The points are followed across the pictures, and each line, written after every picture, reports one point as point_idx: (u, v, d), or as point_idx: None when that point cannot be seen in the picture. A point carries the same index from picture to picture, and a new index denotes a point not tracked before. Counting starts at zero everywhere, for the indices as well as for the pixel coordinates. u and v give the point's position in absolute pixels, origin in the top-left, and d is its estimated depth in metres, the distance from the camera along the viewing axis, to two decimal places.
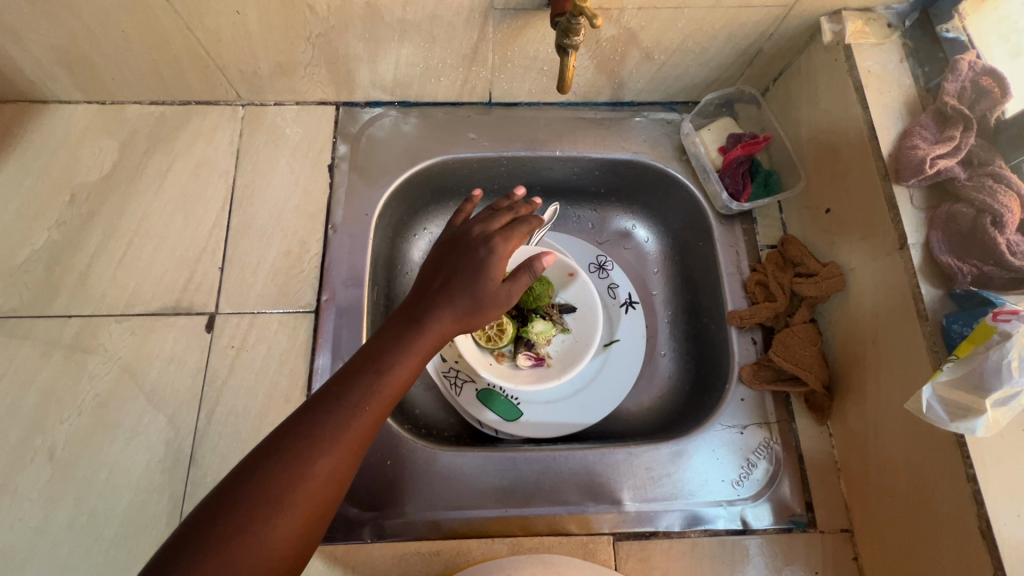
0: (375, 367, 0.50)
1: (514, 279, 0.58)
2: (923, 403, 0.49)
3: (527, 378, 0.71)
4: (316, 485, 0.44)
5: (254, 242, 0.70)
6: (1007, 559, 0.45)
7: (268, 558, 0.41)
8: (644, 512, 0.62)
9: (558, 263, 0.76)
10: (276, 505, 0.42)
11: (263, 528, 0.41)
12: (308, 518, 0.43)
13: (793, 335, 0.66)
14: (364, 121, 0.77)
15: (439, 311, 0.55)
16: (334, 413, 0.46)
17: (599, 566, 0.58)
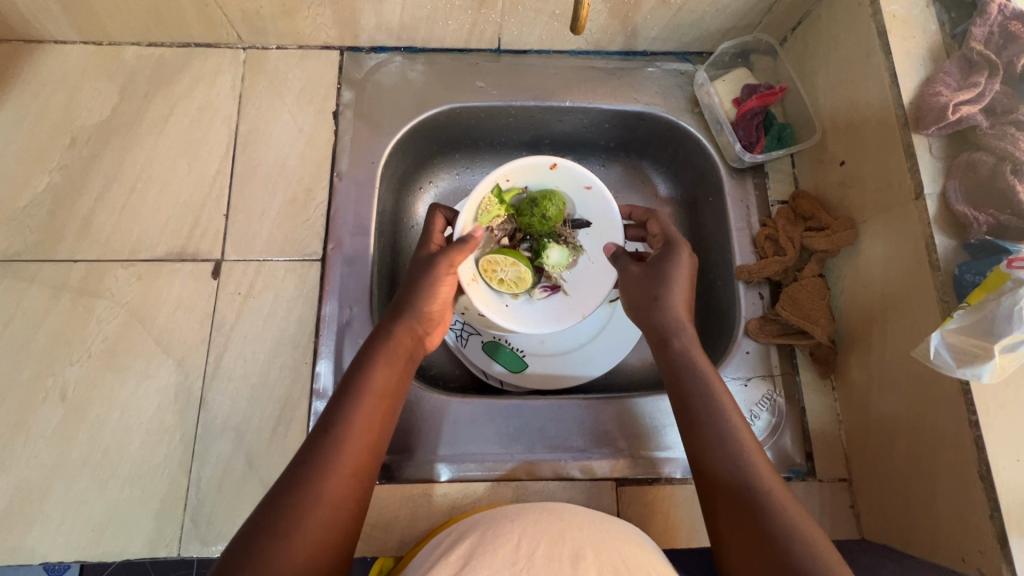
0: (351, 387, 0.51)
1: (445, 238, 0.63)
2: (931, 350, 0.49)
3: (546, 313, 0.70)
4: (330, 503, 0.46)
5: (259, 188, 0.69)
6: (1003, 499, 0.46)
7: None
8: (649, 460, 0.64)
9: (575, 173, 0.67)
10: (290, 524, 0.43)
11: (279, 548, 0.42)
12: (322, 534, 0.44)
13: (801, 289, 0.65)
14: (369, 66, 0.75)
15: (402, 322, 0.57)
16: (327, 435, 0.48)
17: (607, 517, 0.53)
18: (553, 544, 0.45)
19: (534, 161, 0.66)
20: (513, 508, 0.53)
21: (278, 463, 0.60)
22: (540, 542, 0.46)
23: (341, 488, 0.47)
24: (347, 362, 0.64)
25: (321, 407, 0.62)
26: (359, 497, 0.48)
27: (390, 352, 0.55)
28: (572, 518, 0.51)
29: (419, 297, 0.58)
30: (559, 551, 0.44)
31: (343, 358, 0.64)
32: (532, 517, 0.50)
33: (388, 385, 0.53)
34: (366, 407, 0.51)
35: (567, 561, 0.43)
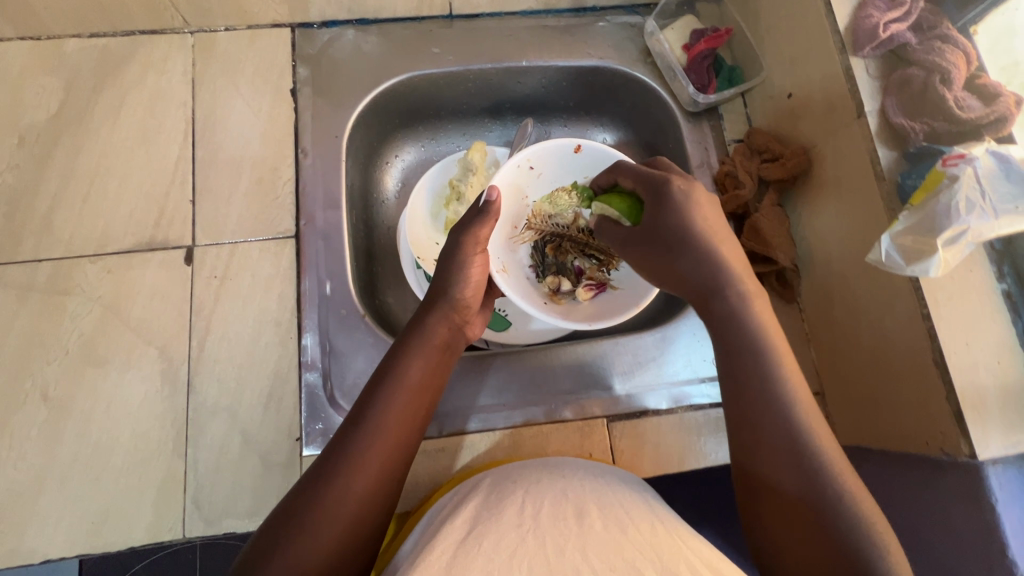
0: (384, 384, 0.53)
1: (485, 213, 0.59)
2: (883, 254, 0.53)
3: (591, 313, 0.64)
4: (358, 499, 0.48)
5: (223, 172, 0.69)
6: (957, 380, 0.51)
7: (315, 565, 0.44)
8: (636, 396, 0.66)
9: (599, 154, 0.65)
10: (314, 519, 0.46)
11: (301, 541, 0.45)
12: (345, 528, 0.47)
13: (762, 219, 0.68)
14: (322, 41, 0.75)
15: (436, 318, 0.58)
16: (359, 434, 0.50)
17: (610, 466, 0.57)
18: (558, 501, 0.48)
19: (556, 143, 0.65)
20: (517, 468, 0.56)
21: (275, 436, 0.61)
22: (542, 500, 0.48)
23: (367, 484, 0.49)
24: (332, 332, 0.64)
25: (312, 378, 0.63)
26: (386, 491, 0.50)
27: (422, 350, 0.56)
28: (572, 474, 0.54)
29: (456, 283, 0.60)
30: (563, 510, 0.47)
31: (328, 330, 0.64)
32: (534, 476, 0.53)
33: (421, 382, 0.55)
34: (399, 405, 0.52)
35: (573, 519, 0.46)
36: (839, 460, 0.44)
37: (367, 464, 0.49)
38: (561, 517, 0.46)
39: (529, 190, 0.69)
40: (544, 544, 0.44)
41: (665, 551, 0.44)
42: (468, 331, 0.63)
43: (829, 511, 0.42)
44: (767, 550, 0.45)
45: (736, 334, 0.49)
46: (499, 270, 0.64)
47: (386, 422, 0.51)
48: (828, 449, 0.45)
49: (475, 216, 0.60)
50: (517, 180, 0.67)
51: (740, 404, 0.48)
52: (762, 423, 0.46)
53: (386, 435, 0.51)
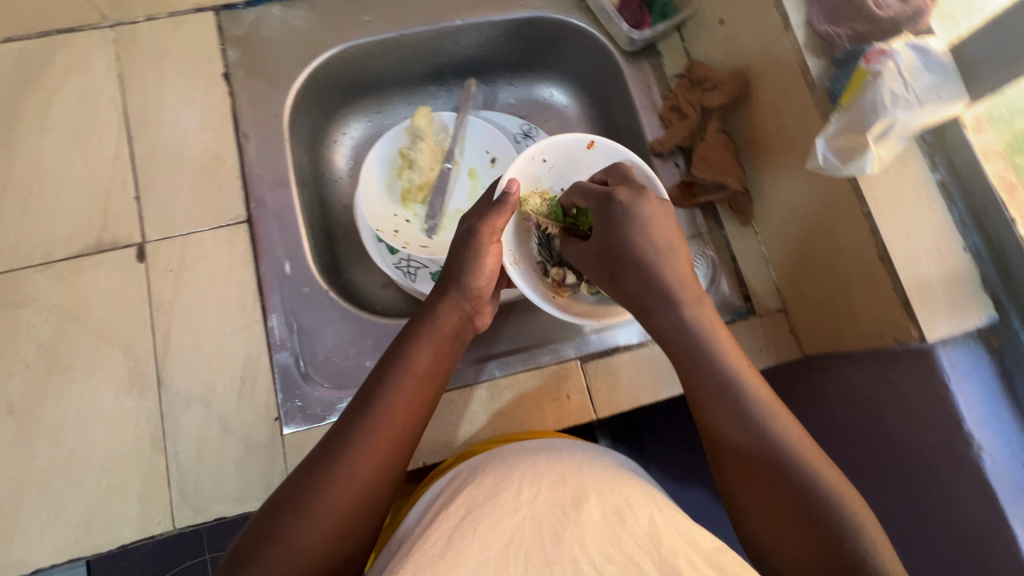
0: (391, 371, 0.54)
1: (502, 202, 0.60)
2: (819, 157, 0.55)
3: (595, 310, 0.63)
4: (360, 487, 0.49)
5: (165, 165, 0.67)
6: (902, 271, 0.53)
7: (311, 551, 0.46)
8: (605, 333, 0.68)
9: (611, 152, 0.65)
10: (315, 506, 0.47)
11: (300, 529, 0.46)
12: (345, 513, 0.48)
13: (708, 147, 0.70)
14: (249, 21, 0.73)
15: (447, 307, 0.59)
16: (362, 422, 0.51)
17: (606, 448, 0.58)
18: (556, 487, 0.47)
19: (571, 137, 0.64)
20: (518, 448, 0.55)
21: (253, 419, 0.60)
22: (540, 485, 0.47)
23: (370, 472, 0.50)
24: (298, 310, 0.64)
25: (282, 357, 0.62)
26: (389, 479, 0.51)
27: (431, 337, 0.57)
28: (571, 457, 0.53)
29: (468, 271, 0.60)
30: (560, 497, 0.45)
31: (293, 308, 0.64)
32: (532, 461, 0.51)
33: (427, 370, 0.56)
34: (404, 394, 0.53)
35: (571, 508, 0.44)
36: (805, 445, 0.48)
37: (370, 453, 0.50)
38: (559, 506, 0.45)
39: (541, 181, 0.67)
40: (542, 536, 0.42)
41: (664, 544, 0.41)
42: (479, 321, 0.62)
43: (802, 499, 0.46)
44: (749, 525, 0.48)
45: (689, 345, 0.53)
46: (510, 262, 0.62)
47: (392, 410, 0.52)
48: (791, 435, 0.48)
49: (491, 207, 0.61)
50: (529, 171, 0.65)
51: (695, 399, 0.52)
52: (727, 414, 0.50)
53: (389, 420, 0.52)
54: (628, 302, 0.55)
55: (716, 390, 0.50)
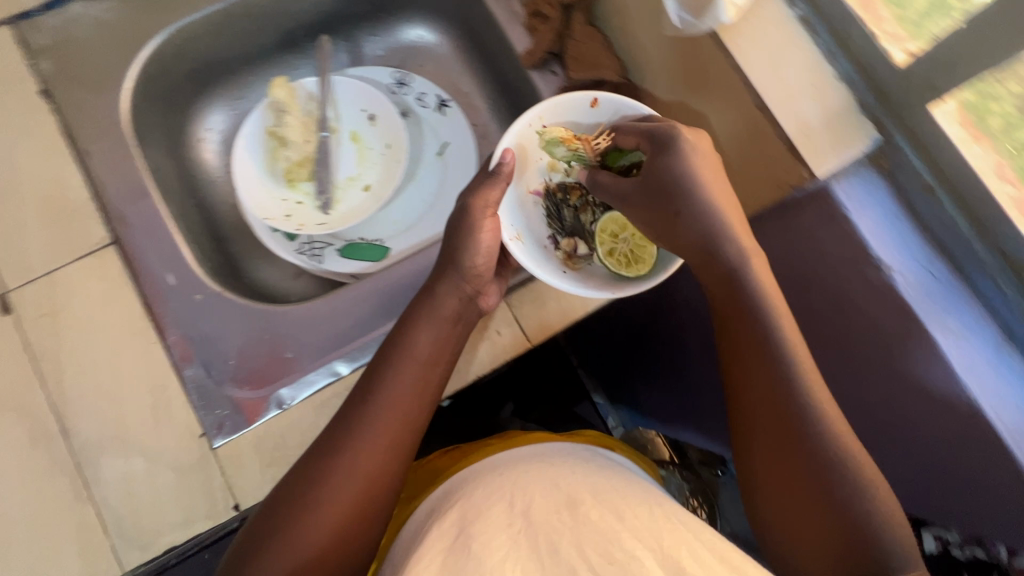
0: (391, 360, 0.55)
1: (501, 168, 0.58)
2: (676, 20, 0.55)
3: (606, 282, 0.60)
4: (363, 479, 0.50)
5: (5, 204, 0.61)
6: (780, 115, 0.52)
7: (315, 542, 0.47)
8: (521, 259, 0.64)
9: (618, 107, 0.60)
10: (317, 495, 0.48)
11: (300, 521, 0.47)
12: (350, 503, 0.49)
13: (579, 44, 0.67)
14: (53, 26, 0.65)
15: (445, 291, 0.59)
16: (363, 412, 0.52)
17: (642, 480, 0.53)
18: (557, 492, 0.45)
19: (573, 96, 0.59)
20: (540, 453, 0.53)
21: (177, 442, 0.57)
22: (533, 494, 0.45)
23: (373, 463, 0.50)
24: (193, 320, 0.60)
25: (189, 372, 0.58)
26: (394, 469, 0.52)
27: (431, 321, 0.57)
28: (600, 471, 0.50)
29: (466, 250, 0.59)
30: (556, 502, 0.43)
31: (187, 320, 0.59)
32: (549, 466, 0.50)
33: (430, 355, 0.56)
34: (404, 383, 0.54)
35: (566, 513, 0.42)
36: (840, 428, 0.47)
37: (374, 441, 0.51)
38: (553, 509, 0.42)
39: (541, 148, 0.64)
40: (535, 543, 0.40)
41: (666, 539, 0.39)
42: (483, 302, 0.60)
43: (837, 489, 0.44)
44: (776, 519, 0.47)
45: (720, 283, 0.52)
46: (511, 238, 0.61)
47: (393, 397, 0.53)
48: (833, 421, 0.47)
49: (486, 178, 0.59)
50: (527, 138, 0.62)
51: (720, 325, 0.53)
52: (751, 365, 0.50)
53: (393, 409, 0.53)
54: (687, 251, 0.54)
55: (745, 343, 0.50)
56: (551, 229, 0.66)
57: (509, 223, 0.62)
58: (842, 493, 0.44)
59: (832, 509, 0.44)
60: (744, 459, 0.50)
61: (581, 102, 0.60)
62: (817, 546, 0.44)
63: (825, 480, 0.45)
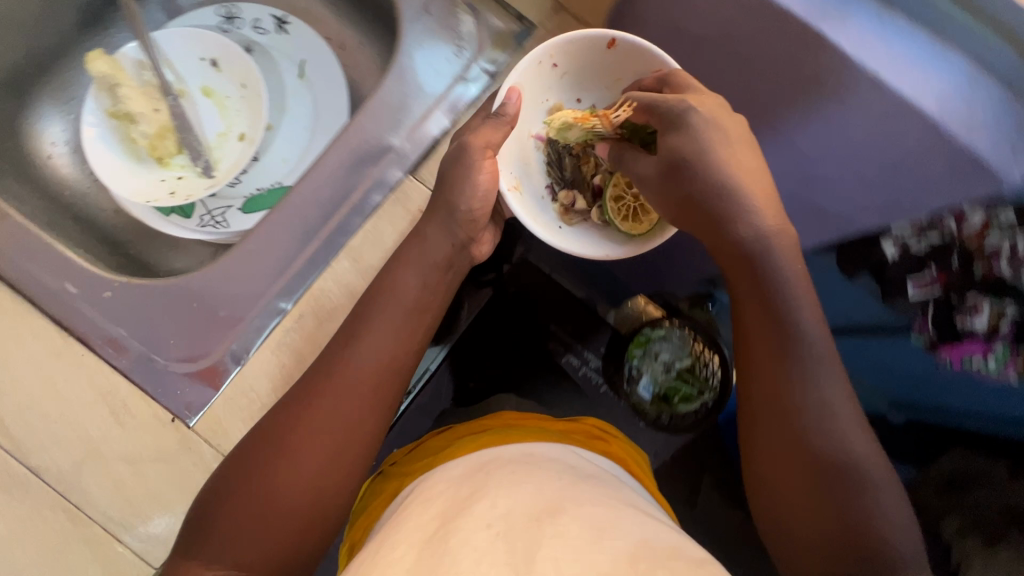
0: (371, 307, 0.51)
1: (509, 104, 0.54)
2: None
3: (599, 244, 0.57)
4: (343, 433, 0.47)
5: None
6: None
7: (292, 492, 0.44)
8: (416, 134, 0.62)
9: (643, 61, 0.55)
10: (295, 444, 0.46)
11: (276, 469, 0.45)
12: (329, 457, 0.46)
13: None
14: None
15: (433, 226, 0.54)
16: (341, 368, 0.48)
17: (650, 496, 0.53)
18: (558, 493, 0.42)
19: (586, 33, 0.55)
20: (539, 458, 0.49)
21: (150, 436, 0.55)
22: (514, 493, 0.42)
23: (353, 416, 0.47)
24: (112, 317, 0.56)
25: (133, 366, 0.56)
26: (376, 424, 0.49)
27: (415, 262, 0.53)
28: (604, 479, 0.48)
29: (461, 185, 0.53)
30: (533, 509, 0.40)
31: (107, 319, 0.56)
32: (563, 479, 0.46)
33: (415, 303, 0.52)
34: (385, 338, 0.50)
35: (536, 528, 0.38)
36: (870, 456, 0.42)
37: (355, 392, 0.48)
38: (522, 521, 0.38)
39: (546, 91, 0.60)
40: (507, 558, 0.35)
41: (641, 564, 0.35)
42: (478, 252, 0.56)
43: (864, 521, 0.40)
44: (781, 537, 0.43)
45: (754, 301, 0.45)
46: (510, 187, 0.57)
47: (373, 352, 0.49)
48: (860, 443, 0.42)
49: (487, 120, 0.54)
50: (535, 78, 0.58)
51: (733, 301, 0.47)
52: (778, 360, 0.44)
53: (374, 360, 0.49)
54: (701, 233, 0.48)
55: (758, 307, 0.45)
56: (551, 178, 0.63)
57: (510, 167, 0.59)
58: (862, 524, 0.40)
59: (856, 549, 0.39)
60: (744, 430, 0.47)
61: (598, 45, 0.56)
62: (807, 511, 0.41)
63: (840, 467, 0.41)
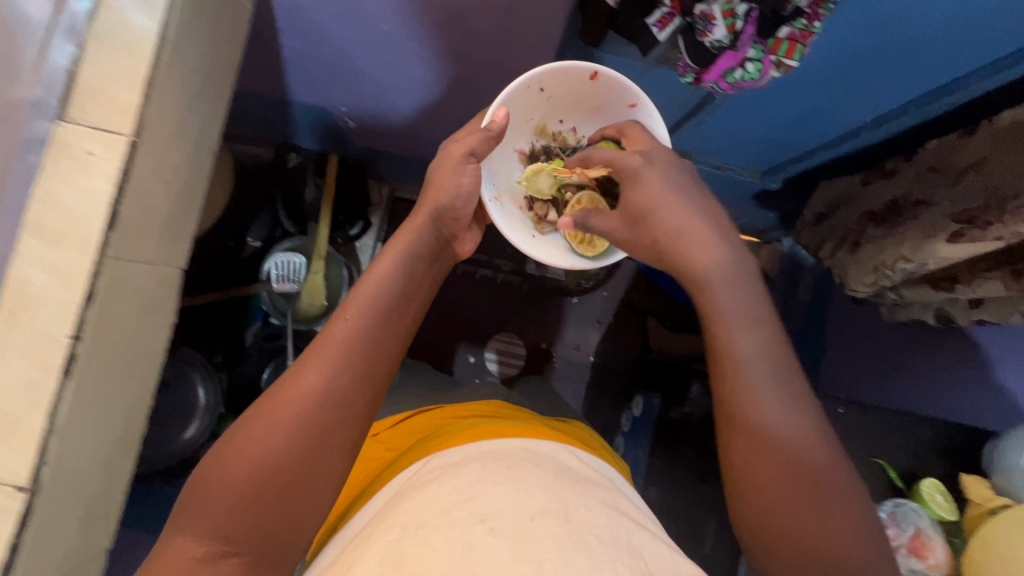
0: (360, 313, 0.73)
1: (498, 119, 0.87)
2: None
3: (554, 242, 1.03)
4: (327, 404, 0.67)
5: None
6: None
7: (272, 456, 0.63)
8: (47, 83, 0.60)
9: (624, 92, 0.92)
10: (280, 402, 0.66)
11: (267, 433, 0.64)
12: (310, 433, 0.65)
13: None
14: None
15: (397, 261, 0.80)
16: (330, 348, 0.70)
17: (611, 493, 0.72)
18: (556, 500, 0.61)
19: (581, 70, 0.90)
20: (539, 459, 0.72)
21: None
22: (491, 500, 0.60)
23: (338, 391, 0.68)
24: None
25: None
26: (353, 405, 0.69)
27: (383, 289, 0.76)
28: (624, 508, 0.68)
29: (449, 201, 0.88)
30: (536, 511, 0.59)
31: None
32: (546, 487, 0.63)
33: (383, 309, 0.75)
34: (371, 337, 0.72)
35: (539, 521, 0.57)
36: (833, 469, 0.69)
37: (346, 372, 0.69)
38: (526, 516, 0.58)
39: (531, 115, 1.02)
40: (517, 538, 0.56)
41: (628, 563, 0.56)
42: (459, 247, 0.94)
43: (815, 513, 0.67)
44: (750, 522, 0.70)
45: (718, 362, 0.75)
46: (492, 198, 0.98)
47: (355, 341, 0.71)
48: (814, 460, 0.69)
49: (486, 132, 0.87)
50: (529, 98, 0.95)
51: (710, 346, 0.77)
52: (723, 374, 0.74)
53: (357, 340, 0.71)
54: (652, 247, 0.81)
55: (711, 301, 0.76)
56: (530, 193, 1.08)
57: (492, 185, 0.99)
58: (811, 519, 0.66)
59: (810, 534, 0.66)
60: (731, 463, 0.72)
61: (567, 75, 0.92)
62: (772, 461, 0.69)
63: (804, 479, 0.68)
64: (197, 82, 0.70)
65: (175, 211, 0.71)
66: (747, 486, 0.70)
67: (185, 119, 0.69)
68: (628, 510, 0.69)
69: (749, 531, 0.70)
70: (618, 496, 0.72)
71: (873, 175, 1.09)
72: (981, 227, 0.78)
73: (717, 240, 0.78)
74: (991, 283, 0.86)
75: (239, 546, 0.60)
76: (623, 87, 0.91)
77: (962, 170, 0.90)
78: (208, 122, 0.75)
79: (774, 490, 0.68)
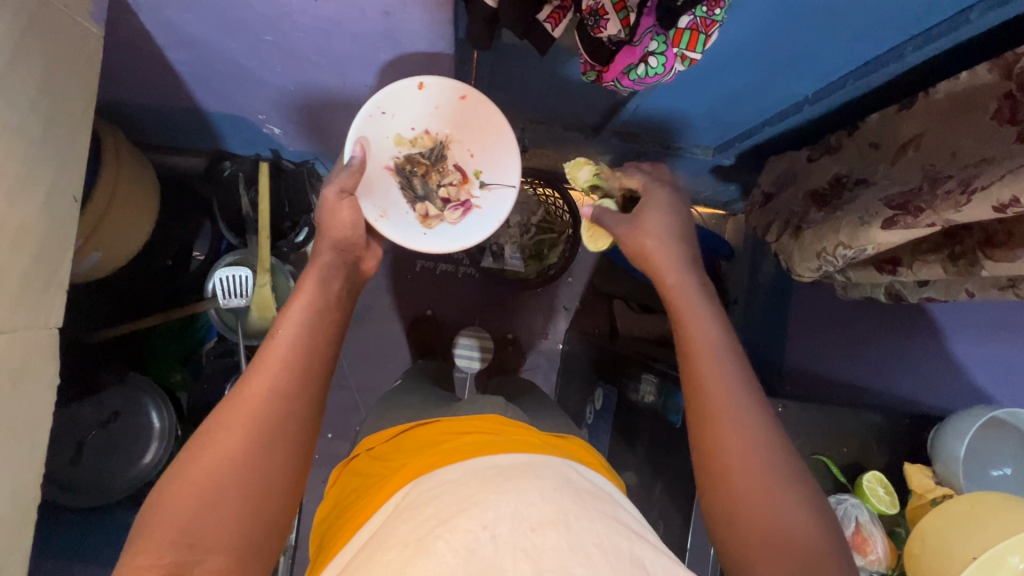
0: (303, 308, 0.69)
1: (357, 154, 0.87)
2: None
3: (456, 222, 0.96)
4: (276, 400, 0.62)
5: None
6: None
7: (219, 462, 0.57)
8: None
9: (440, 86, 0.89)
10: (228, 407, 0.61)
11: (217, 439, 0.58)
12: (258, 436, 0.59)
13: None
14: None
15: (335, 271, 0.78)
16: (272, 346, 0.66)
17: (612, 499, 0.65)
18: (560, 508, 0.56)
19: (404, 84, 0.87)
20: (536, 466, 0.64)
21: None
22: (483, 506, 0.55)
23: (286, 386, 0.63)
24: None
25: None
26: (302, 402, 0.64)
27: (320, 288, 0.73)
28: (629, 521, 0.60)
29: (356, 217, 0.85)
30: (539, 522, 0.53)
31: None
32: (551, 495, 0.57)
33: (326, 306, 0.72)
34: (313, 331, 0.68)
35: (539, 533, 0.52)
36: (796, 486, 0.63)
37: (290, 365, 0.64)
38: (526, 528, 0.52)
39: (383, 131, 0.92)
40: (521, 550, 0.50)
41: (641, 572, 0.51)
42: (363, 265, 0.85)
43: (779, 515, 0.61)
44: (717, 512, 0.64)
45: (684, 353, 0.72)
46: (378, 218, 0.90)
47: (301, 336, 0.67)
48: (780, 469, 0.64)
49: (349, 167, 0.85)
50: (371, 123, 0.89)
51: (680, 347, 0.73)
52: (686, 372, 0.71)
53: (300, 333, 0.67)
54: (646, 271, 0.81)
55: (682, 306, 0.75)
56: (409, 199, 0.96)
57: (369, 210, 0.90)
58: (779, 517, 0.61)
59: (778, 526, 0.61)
60: (701, 440, 0.67)
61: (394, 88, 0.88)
62: (737, 455, 0.64)
63: (765, 475, 0.63)
64: (32, 127, 0.65)
65: (32, 270, 0.67)
66: (730, 483, 0.64)
67: (27, 170, 0.65)
68: (635, 527, 0.60)
69: (715, 522, 0.64)
70: (618, 510, 0.63)
71: (819, 151, 1.04)
72: (914, 214, 0.74)
73: (690, 268, 0.79)
74: (930, 266, 0.82)
75: (208, 552, 0.54)
76: (445, 82, 0.89)
77: (902, 145, 0.86)
78: (59, 165, 0.70)
79: (753, 477, 0.63)
